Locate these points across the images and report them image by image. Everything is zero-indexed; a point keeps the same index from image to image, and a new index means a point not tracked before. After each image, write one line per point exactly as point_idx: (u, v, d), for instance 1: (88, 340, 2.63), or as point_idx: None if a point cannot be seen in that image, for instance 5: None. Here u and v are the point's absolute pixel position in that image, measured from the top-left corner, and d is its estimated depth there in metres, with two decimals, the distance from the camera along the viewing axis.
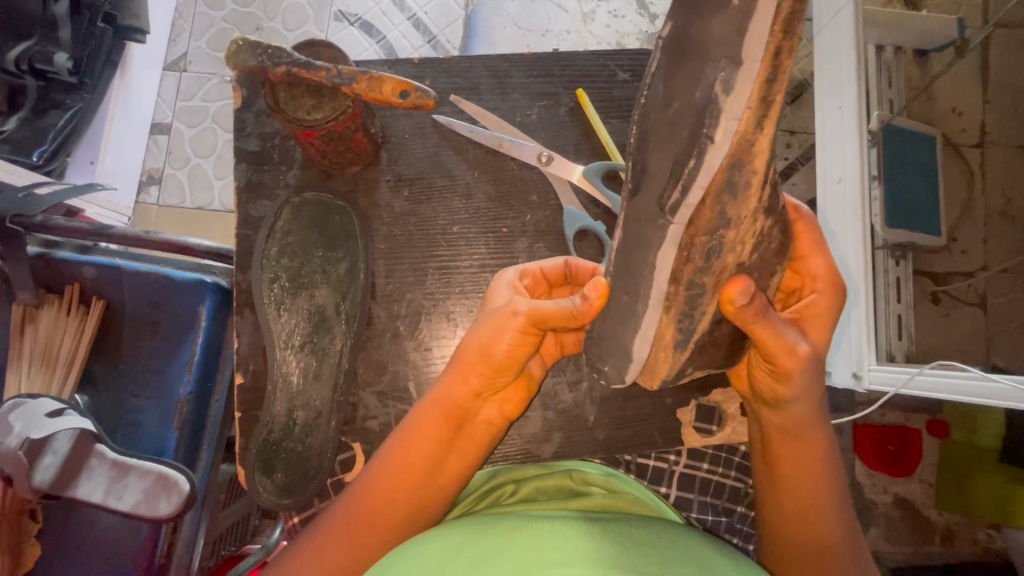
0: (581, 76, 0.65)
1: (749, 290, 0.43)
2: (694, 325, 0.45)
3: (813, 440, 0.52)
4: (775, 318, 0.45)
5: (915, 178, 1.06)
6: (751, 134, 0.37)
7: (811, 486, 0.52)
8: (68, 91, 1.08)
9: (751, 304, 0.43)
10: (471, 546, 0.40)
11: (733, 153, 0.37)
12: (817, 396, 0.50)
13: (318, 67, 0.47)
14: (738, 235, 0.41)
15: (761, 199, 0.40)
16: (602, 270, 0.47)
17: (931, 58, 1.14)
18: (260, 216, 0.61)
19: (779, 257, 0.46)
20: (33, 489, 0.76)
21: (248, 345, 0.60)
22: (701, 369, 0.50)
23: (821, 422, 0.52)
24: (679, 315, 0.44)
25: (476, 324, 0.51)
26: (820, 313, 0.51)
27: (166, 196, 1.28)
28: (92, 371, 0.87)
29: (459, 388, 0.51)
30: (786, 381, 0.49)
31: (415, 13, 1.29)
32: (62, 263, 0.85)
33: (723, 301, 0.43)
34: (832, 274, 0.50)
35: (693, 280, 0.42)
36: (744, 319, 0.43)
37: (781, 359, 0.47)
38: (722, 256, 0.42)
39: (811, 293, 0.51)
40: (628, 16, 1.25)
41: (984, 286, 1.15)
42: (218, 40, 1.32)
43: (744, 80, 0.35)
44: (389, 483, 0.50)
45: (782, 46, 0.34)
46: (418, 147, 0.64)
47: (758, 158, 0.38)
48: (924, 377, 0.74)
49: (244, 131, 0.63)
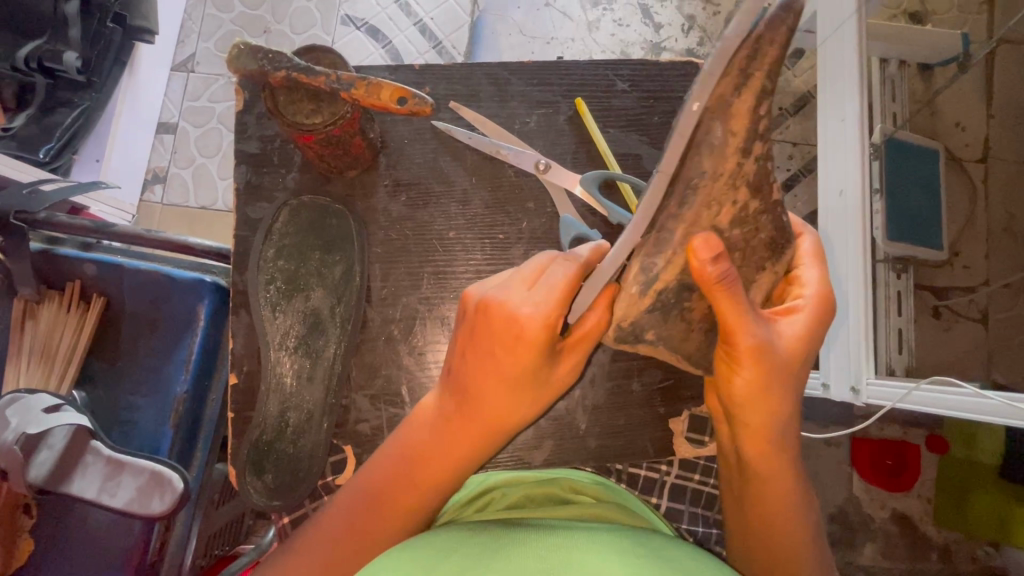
0: (580, 85, 0.66)
1: (713, 247, 0.40)
2: (658, 273, 0.43)
3: (777, 463, 0.48)
4: (739, 285, 0.41)
5: (916, 193, 1.06)
6: (730, 96, 0.36)
7: (777, 514, 0.49)
8: (76, 89, 1.10)
9: (715, 265, 0.40)
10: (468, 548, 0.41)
11: (712, 112, 0.36)
12: (783, 408, 0.46)
13: (319, 72, 0.48)
14: (715, 192, 0.39)
15: (740, 164, 0.38)
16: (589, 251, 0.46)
17: (936, 72, 1.15)
18: (258, 218, 0.62)
19: (764, 253, 0.44)
20: (27, 484, 0.76)
21: (243, 345, 0.60)
22: (661, 342, 0.47)
23: (785, 446, 0.48)
24: (646, 255, 0.42)
25: (508, 392, 0.46)
26: (804, 322, 0.46)
27: (170, 195, 1.29)
28: (91, 367, 0.87)
29: (466, 448, 0.48)
30: (744, 370, 0.45)
31: (422, 18, 1.30)
32: (65, 260, 0.86)
33: (687, 255, 0.41)
34: (823, 287, 0.48)
35: (665, 226, 0.40)
36: (704, 280, 0.40)
37: (738, 339, 0.43)
38: (706, 206, 0.40)
39: (797, 299, 0.47)
40: (633, 25, 1.26)
41: (986, 301, 1.14)
42: (226, 41, 1.33)
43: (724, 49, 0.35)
44: (364, 511, 0.48)
45: (765, 33, 0.35)
46: (417, 153, 0.64)
47: (735, 121, 0.37)
48: (921, 393, 0.76)
49: (245, 133, 0.63)
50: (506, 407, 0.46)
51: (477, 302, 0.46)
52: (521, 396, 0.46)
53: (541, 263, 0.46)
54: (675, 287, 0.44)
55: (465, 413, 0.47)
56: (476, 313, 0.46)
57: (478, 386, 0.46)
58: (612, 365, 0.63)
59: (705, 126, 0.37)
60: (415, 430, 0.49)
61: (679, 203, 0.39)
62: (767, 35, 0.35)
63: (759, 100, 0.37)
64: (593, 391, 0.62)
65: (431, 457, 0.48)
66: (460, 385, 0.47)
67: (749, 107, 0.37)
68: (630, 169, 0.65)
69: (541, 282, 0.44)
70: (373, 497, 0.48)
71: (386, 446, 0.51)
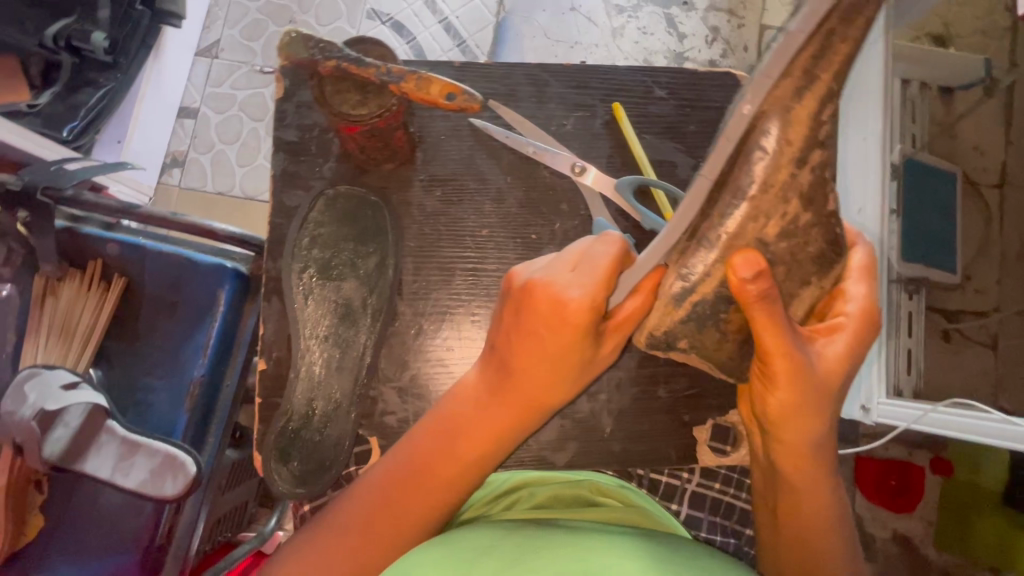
0: (618, 90, 0.66)
1: (754, 264, 0.39)
2: (696, 286, 0.42)
3: (807, 478, 0.49)
4: (780, 307, 0.41)
5: (933, 215, 1.07)
6: (791, 102, 0.36)
7: (809, 528, 0.49)
8: (103, 70, 1.10)
9: (755, 282, 0.39)
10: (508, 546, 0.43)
11: (770, 119, 0.36)
12: (818, 425, 0.47)
13: (370, 64, 0.48)
14: (762, 204, 0.39)
15: (793, 176, 0.38)
16: (624, 239, 0.45)
17: (957, 95, 1.18)
18: (294, 206, 0.62)
19: (816, 266, 0.43)
20: (42, 460, 0.76)
21: (274, 332, 0.60)
22: (695, 351, 0.47)
23: (820, 461, 0.49)
24: (685, 265, 0.42)
25: (548, 368, 0.48)
26: (845, 338, 0.46)
27: (188, 179, 1.29)
28: (109, 347, 0.87)
29: (505, 428, 0.50)
30: (780, 389, 0.45)
31: (447, 17, 1.30)
32: (86, 238, 0.86)
33: (727, 271, 0.40)
34: (868, 303, 0.46)
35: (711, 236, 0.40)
36: (744, 299, 0.40)
37: (776, 362, 0.43)
38: (766, 216, 0.39)
39: (839, 315, 0.46)
40: (657, 34, 1.26)
41: (997, 327, 1.14)
42: (252, 30, 1.34)
43: (788, 43, 0.35)
44: (387, 502, 0.49)
45: (835, 28, 0.35)
46: (453, 149, 0.64)
47: (792, 129, 0.36)
48: (936, 414, 0.76)
49: (283, 121, 0.63)
50: (549, 385, 0.48)
51: (522, 282, 0.47)
52: (563, 375, 0.48)
53: (582, 248, 0.47)
54: (713, 298, 0.43)
55: (505, 389, 0.49)
56: (522, 293, 0.47)
57: (523, 361, 0.48)
58: (639, 370, 0.63)
59: (756, 132, 0.37)
60: (450, 416, 0.50)
61: (721, 212, 0.39)
62: (839, 29, 0.35)
63: (822, 105, 0.36)
64: (618, 395, 0.62)
65: (467, 431, 0.50)
66: (502, 364, 0.49)
67: (808, 114, 0.36)
68: (665, 176, 0.65)
69: (586, 263, 0.45)
70: (397, 487, 0.49)
71: (415, 432, 0.52)
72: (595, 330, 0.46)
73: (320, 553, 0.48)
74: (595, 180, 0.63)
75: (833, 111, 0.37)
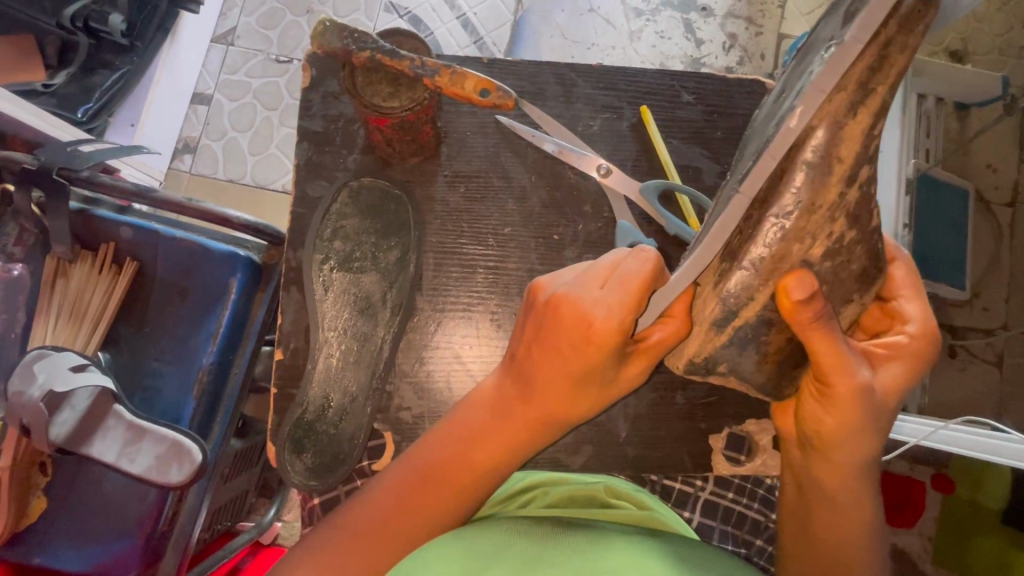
0: (645, 93, 0.66)
1: (808, 286, 0.40)
2: (740, 309, 0.43)
3: (850, 496, 0.49)
4: (834, 325, 0.42)
5: (946, 231, 1.06)
6: (844, 117, 0.36)
7: (849, 547, 0.49)
8: (118, 52, 1.09)
9: (810, 304, 0.40)
10: (544, 551, 0.42)
11: (820, 135, 0.37)
12: (871, 445, 0.48)
13: (403, 56, 0.48)
14: (808, 226, 0.39)
15: (842, 197, 0.39)
16: (659, 256, 0.44)
17: (973, 112, 1.17)
18: (316, 196, 0.62)
19: (857, 284, 0.44)
20: (48, 442, 0.75)
21: (292, 322, 0.60)
22: (733, 373, 0.48)
23: (865, 480, 0.49)
24: (728, 292, 0.42)
25: (573, 385, 0.47)
26: (903, 355, 0.48)
27: (200, 165, 1.29)
28: (118, 331, 0.86)
29: (530, 441, 0.50)
30: (837, 410, 0.46)
31: (465, 12, 1.29)
32: (99, 221, 0.85)
33: (778, 293, 0.41)
34: (925, 322, 0.48)
35: (754, 260, 0.40)
36: (800, 320, 0.41)
37: (835, 381, 0.45)
38: (814, 237, 0.40)
39: (899, 334, 0.48)
40: (675, 39, 1.26)
41: (1004, 345, 1.14)
42: (268, 18, 1.33)
43: (844, 55, 0.35)
44: (420, 500, 0.49)
45: (895, 37, 0.35)
46: (477, 145, 0.64)
47: (845, 146, 0.37)
48: (946, 432, 0.75)
49: (308, 110, 0.63)
50: (574, 401, 0.48)
51: (549, 296, 0.47)
52: (587, 392, 0.48)
53: (614, 261, 0.46)
54: (754, 323, 0.44)
55: (529, 401, 0.49)
56: (548, 308, 0.47)
57: (546, 377, 0.47)
58: (657, 376, 0.62)
59: (804, 147, 0.37)
60: (484, 412, 0.50)
61: (761, 228, 0.40)
62: (898, 39, 0.35)
63: (876, 120, 0.37)
64: (635, 400, 0.62)
65: (490, 436, 0.50)
66: (527, 378, 0.49)
67: (862, 130, 0.37)
68: (689, 181, 0.65)
69: (615, 281, 0.45)
70: (428, 483, 0.49)
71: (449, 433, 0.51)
72: (621, 350, 0.45)
73: (349, 544, 0.47)
74: (621, 183, 0.63)
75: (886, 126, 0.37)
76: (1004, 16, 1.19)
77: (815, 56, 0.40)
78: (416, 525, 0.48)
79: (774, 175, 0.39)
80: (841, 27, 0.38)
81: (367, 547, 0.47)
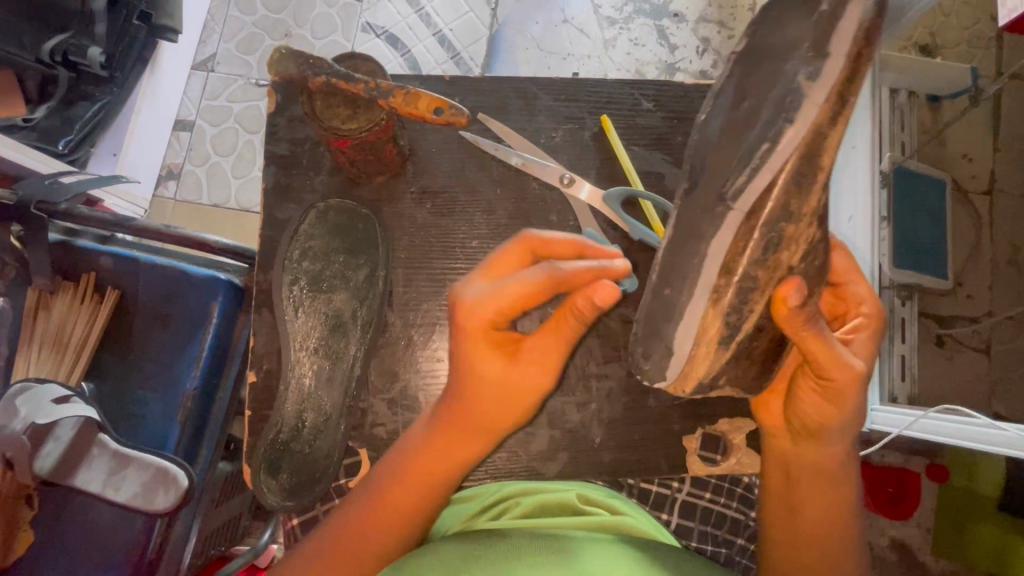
0: (606, 103, 0.67)
1: (802, 292, 0.43)
2: (741, 324, 0.44)
3: (840, 477, 0.50)
4: (825, 324, 0.44)
5: (923, 221, 1.07)
6: (827, 127, 0.39)
7: (834, 529, 0.50)
8: (98, 84, 1.11)
9: (803, 308, 0.43)
10: (509, 551, 0.44)
11: (808, 142, 0.39)
12: (855, 429, 0.49)
13: (357, 79, 0.49)
14: (796, 232, 0.41)
15: (820, 203, 0.41)
16: (569, 266, 0.45)
17: (945, 104, 1.17)
18: (285, 219, 0.63)
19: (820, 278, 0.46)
20: (33, 475, 0.77)
21: (265, 343, 0.61)
22: (733, 386, 0.49)
23: (849, 463, 0.51)
24: (728, 308, 0.43)
25: (480, 381, 0.48)
26: (867, 336, 0.49)
27: (183, 191, 1.30)
28: (102, 360, 0.87)
29: (480, 445, 0.50)
30: (839, 399, 0.47)
31: (441, 29, 1.32)
32: (79, 251, 0.86)
33: (775, 303, 0.43)
34: (876, 302, 0.51)
35: (748, 271, 0.42)
36: (794, 324, 0.43)
37: (833, 371, 0.46)
38: (779, 251, 0.42)
39: (857, 317, 0.50)
40: (649, 45, 1.28)
41: (989, 332, 1.15)
42: (247, 43, 1.35)
43: (829, 69, 0.38)
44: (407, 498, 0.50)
45: (863, 51, 0.38)
46: (443, 161, 0.65)
47: (828, 153, 0.39)
48: (928, 420, 0.75)
49: (275, 135, 0.64)
50: (474, 398, 0.48)
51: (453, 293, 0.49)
52: (493, 393, 0.48)
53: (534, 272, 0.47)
54: (724, 331, 0.45)
55: (455, 402, 0.49)
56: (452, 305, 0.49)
57: (464, 377, 0.48)
58: (629, 380, 0.63)
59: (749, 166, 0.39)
60: (439, 410, 0.50)
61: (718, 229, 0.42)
62: (866, 54, 0.38)
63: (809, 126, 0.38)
64: (609, 405, 0.63)
65: (447, 443, 0.50)
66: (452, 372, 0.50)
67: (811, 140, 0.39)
68: (652, 187, 0.66)
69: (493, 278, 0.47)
70: (414, 483, 0.50)
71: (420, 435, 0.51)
72: (493, 344, 0.47)
73: (338, 542, 0.49)
74: (582, 191, 0.64)
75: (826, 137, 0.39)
76: (970, 9, 1.21)
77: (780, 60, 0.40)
78: (407, 521, 0.50)
79: (765, 188, 0.39)
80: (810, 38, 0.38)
81: (353, 547, 0.49)
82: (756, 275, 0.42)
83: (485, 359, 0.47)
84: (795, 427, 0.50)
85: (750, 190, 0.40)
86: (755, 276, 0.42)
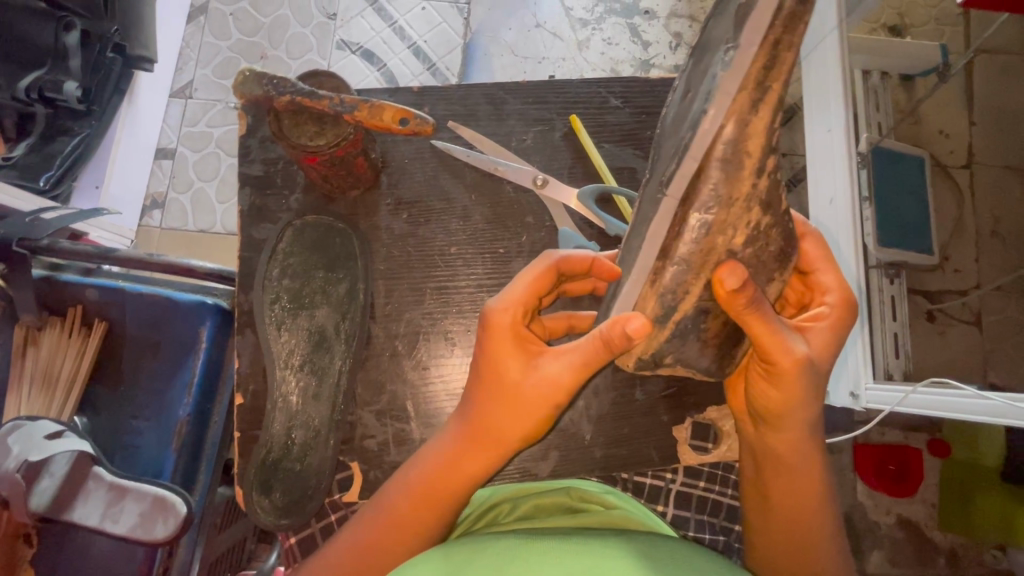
0: (574, 103, 0.68)
1: (739, 275, 0.42)
2: (678, 308, 0.45)
3: (802, 461, 0.50)
4: (767, 308, 0.44)
5: (905, 198, 1.08)
6: (747, 114, 0.39)
7: (807, 514, 0.50)
8: (76, 118, 1.10)
9: (743, 291, 0.42)
10: (496, 549, 0.45)
11: (729, 133, 0.39)
12: (812, 413, 0.49)
13: (322, 96, 0.50)
14: (727, 218, 0.42)
15: (755, 188, 0.41)
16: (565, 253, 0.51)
17: (918, 81, 1.19)
18: (262, 238, 0.63)
19: (778, 262, 0.46)
20: (30, 512, 0.76)
21: (249, 364, 0.61)
22: (682, 363, 0.49)
23: (813, 447, 0.50)
24: (664, 287, 0.44)
25: (494, 397, 0.49)
26: (826, 324, 0.50)
27: (168, 219, 1.30)
28: (93, 393, 0.86)
29: (486, 462, 0.50)
30: (786, 385, 0.47)
31: (416, 41, 1.33)
32: (65, 285, 0.86)
33: (714, 284, 0.43)
34: (843, 291, 0.51)
35: (694, 259, 0.43)
36: (734, 306, 0.43)
37: (778, 358, 0.46)
38: (712, 235, 0.42)
39: (821, 306, 0.51)
40: (622, 43, 1.29)
41: (979, 303, 1.16)
42: (224, 67, 1.35)
43: (740, 59, 0.38)
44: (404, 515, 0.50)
45: (781, 38, 0.38)
46: (417, 171, 0.66)
47: (752, 142, 0.40)
48: (917, 396, 0.75)
49: (248, 156, 0.65)
50: (483, 412, 0.49)
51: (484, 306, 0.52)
52: (506, 408, 0.48)
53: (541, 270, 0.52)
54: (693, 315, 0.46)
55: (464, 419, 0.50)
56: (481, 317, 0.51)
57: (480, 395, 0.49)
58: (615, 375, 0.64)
59: (694, 156, 0.40)
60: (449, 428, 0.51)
61: (679, 220, 0.42)
62: (785, 39, 0.38)
63: (744, 112, 0.39)
64: (596, 401, 0.63)
65: (454, 462, 0.50)
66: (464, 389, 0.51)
67: (764, 125, 0.39)
68: (625, 183, 0.67)
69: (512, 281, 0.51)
70: (411, 501, 0.50)
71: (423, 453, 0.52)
72: (524, 342, 0.49)
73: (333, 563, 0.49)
74: (558, 191, 0.65)
75: (762, 122, 0.39)
76: None
77: (710, 52, 0.41)
78: (396, 543, 0.50)
79: (693, 176, 0.41)
80: (734, 28, 0.39)
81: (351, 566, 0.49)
82: (702, 261, 0.43)
83: (510, 371, 0.48)
84: (755, 416, 0.51)
85: (679, 178, 0.41)
86: (696, 261, 0.43)
